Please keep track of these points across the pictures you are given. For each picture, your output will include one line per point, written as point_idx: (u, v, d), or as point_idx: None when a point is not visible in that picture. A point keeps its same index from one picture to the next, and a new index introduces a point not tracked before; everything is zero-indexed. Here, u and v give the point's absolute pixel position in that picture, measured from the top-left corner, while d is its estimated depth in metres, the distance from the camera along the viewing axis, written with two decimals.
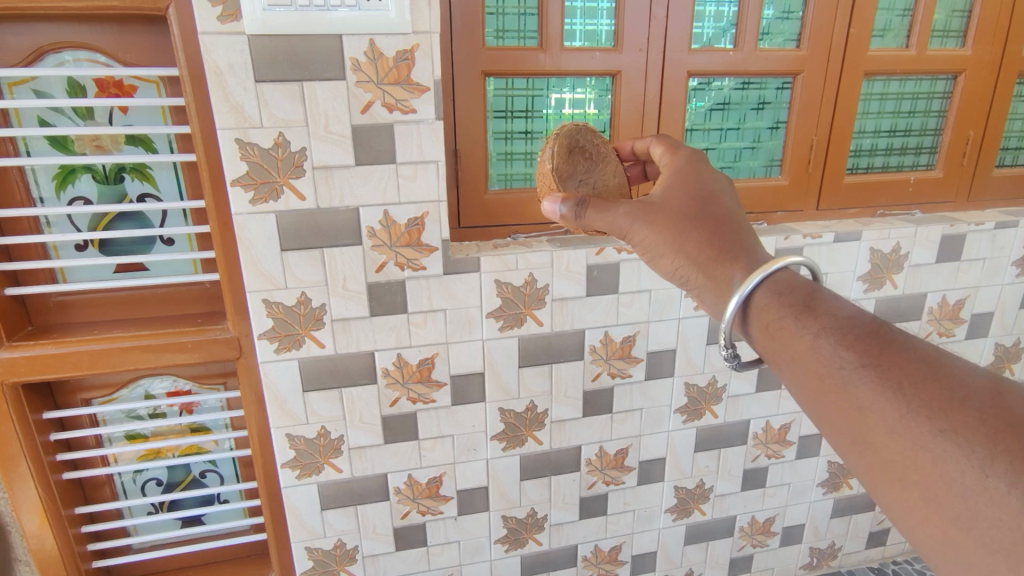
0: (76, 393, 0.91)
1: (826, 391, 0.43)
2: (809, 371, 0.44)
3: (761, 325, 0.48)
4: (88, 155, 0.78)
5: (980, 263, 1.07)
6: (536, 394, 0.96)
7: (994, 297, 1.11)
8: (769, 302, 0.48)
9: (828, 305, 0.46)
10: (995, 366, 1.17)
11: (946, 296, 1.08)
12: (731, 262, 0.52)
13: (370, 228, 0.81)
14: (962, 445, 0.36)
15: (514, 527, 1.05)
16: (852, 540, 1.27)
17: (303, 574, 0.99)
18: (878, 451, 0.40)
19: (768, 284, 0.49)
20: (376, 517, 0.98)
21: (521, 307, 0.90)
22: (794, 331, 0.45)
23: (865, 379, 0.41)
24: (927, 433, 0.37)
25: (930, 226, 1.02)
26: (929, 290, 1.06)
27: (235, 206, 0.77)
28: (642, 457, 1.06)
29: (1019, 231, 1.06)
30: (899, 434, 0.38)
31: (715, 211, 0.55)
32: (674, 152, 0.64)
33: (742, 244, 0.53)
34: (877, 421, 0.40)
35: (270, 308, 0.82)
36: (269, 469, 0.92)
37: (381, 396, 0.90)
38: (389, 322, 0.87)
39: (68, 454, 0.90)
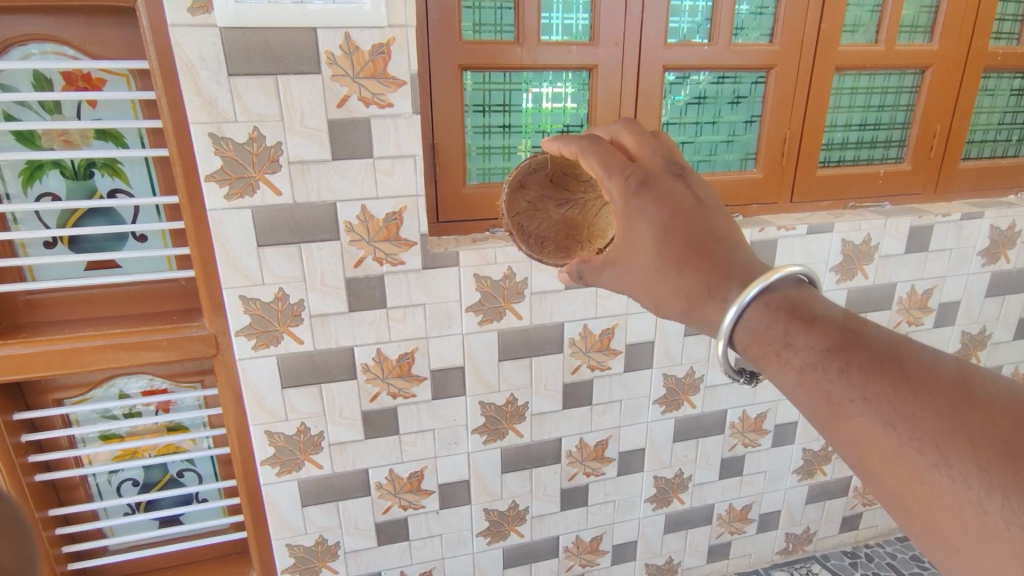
0: (48, 394, 0.89)
1: (822, 423, 0.41)
2: (803, 403, 0.42)
3: (751, 351, 0.46)
4: (56, 150, 0.76)
5: (947, 253, 1.10)
6: (516, 387, 0.97)
7: (960, 287, 1.14)
8: (753, 329, 0.45)
9: (812, 325, 0.42)
10: (962, 354, 1.21)
11: (915, 286, 1.11)
12: (707, 303, 0.48)
13: (348, 223, 0.81)
14: (958, 478, 0.34)
15: (496, 520, 1.06)
16: (826, 525, 1.30)
17: (285, 571, 0.98)
18: (879, 480, 0.38)
19: (748, 311, 0.45)
20: (357, 513, 0.98)
21: (500, 301, 0.91)
22: (780, 363, 0.43)
23: (856, 412, 0.38)
24: (923, 466, 0.35)
25: (899, 218, 1.05)
26: (898, 280, 1.09)
27: (209, 201, 0.76)
28: (622, 448, 1.07)
29: (984, 222, 1.09)
30: (896, 467, 0.36)
31: (684, 229, 0.51)
32: (608, 175, 0.54)
33: (711, 278, 0.48)
34: (873, 453, 0.38)
35: (247, 305, 0.82)
36: (248, 468, 0.92)
37: (361, 391, 0.90)
38: (367, 316, 0.86)
39: (40, 456, 0.88)
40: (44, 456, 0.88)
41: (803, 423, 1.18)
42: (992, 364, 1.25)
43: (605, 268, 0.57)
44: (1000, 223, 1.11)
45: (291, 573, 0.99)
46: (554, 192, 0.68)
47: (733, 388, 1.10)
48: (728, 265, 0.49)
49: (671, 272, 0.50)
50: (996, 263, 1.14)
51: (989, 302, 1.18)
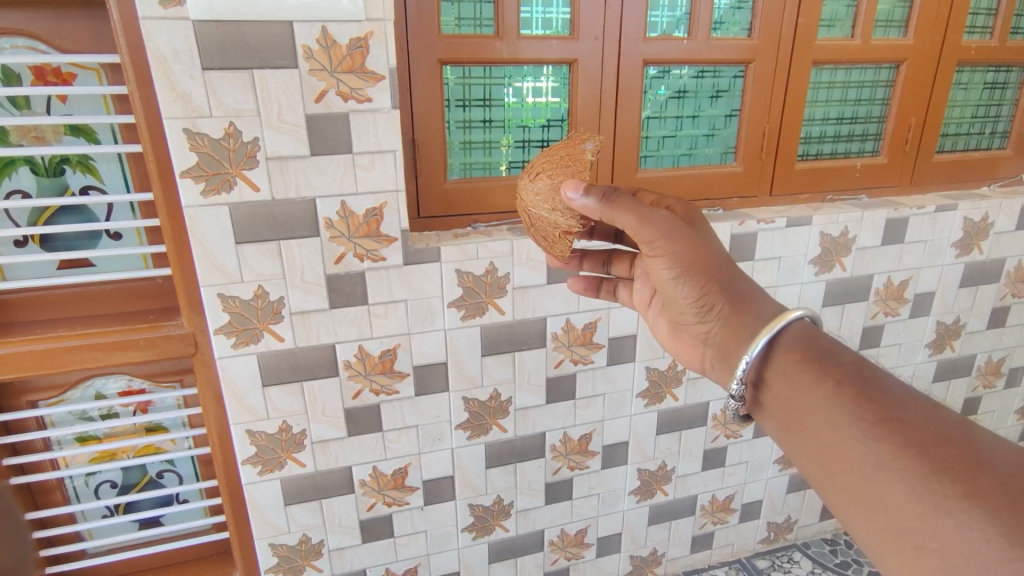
0: (21, 396, 0.87)
1: (837, 449, 0.43)
2: (820, 425, 0.45)
3: (778, 373, 0.50)
4: (26, 147, 0.75)
5: (922, 245, 1.12)
6: (499, 382, 0.97)
7: (936, 277, 1.16)
8: (789, 349, 0.50)
9: (841, 362, 0.48)
10: (937, 344, 1.23)
11: (891, 278, 1.12)
12: (745, 308, 0.55)
13: (328, 220, 0.80)
14: (976, 515, 0.36)
15: (481, 515, 1.06)
16: (807, 514, 1.32)
17: (269, 571, 0.98)
18: (887, 515, 0.40)
19: (785, 335, 0.51)
20: (341, 511, 0.97)
21: (482, 296, 0.91)
22: (809, 384, 0.47)
23: (876, 439, 0.41)
24: (950, 498, 0.37)
25: (875, 211, 1.06)
26: (875, 272, 1.11)
27: (185, 198, 0.75)
28: (606, 441, 1.08)
29: (957, 214, 1.11)
30: (909, 499, 0.39)
31: (728, 261, 0.58)
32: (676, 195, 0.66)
33: (756, 294, 0.56)
34: (894, 483, 0.39)
35: (225, 303, 0.80)
36: (230, 468, 0.91)
37: (343, 388, 0.90)
38: (349, 313, 0.86)
39: (15, 459, 0.86)
40: (19, 459, 0.86)
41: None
42: (966, 353, 1.27)
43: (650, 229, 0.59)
44: (973, 215, 1.13)
45: (275, 572, 0.98)
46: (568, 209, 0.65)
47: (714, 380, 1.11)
48: (760, 296, 0.56)
49: (722, 264, 0.57)
50: (969, 255, 1.16)
51: (963, 293, 1.20)
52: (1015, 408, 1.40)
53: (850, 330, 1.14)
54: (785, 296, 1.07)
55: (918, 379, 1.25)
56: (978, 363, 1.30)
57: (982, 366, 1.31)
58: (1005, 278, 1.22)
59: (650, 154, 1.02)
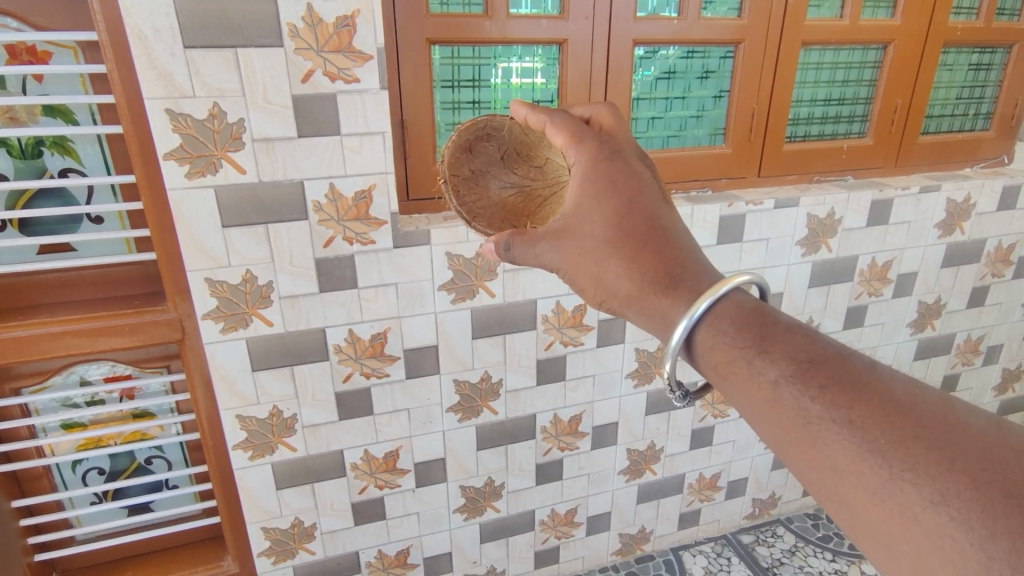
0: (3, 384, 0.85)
1: (798, 445, 0.41)
2: (773, 424, 0.43)
3: (713, 364, 0.47)
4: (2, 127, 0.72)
5: (906, 226, 1.13)
6: (490, 363, 0.97)
7: (918, 259, 1.18)
8: (716, 340, 0.46)
9: (784, 345, 0.44)
10: (918, 323, 1.26)
11: (875, 258, 1.14)
12: (668, 290, 0.49)
13: (316, 203, 0.79)
14: (958, 518, 0.34)
15: (472, 496, 1.07)
16: (791, 489, 1.35)
17: (261, 555, 0.98)
18: (858, 515, 0.39)
19: (708, 319, 0.47)
20: (333, 494, 0.97)
21: (472, 279, 0.90)
22: (750, 386, 0.44)
23: (840, 436, 0.39)
24: (919, 502, 0.36)
25: (861, 192, 1.07)
26: (860, 253, 1.12)
27: (169, 180, 0.73)
28: (595, 422, 1.09)
29: (941, 194, 1.13)
30: (874, 505, 0.38)
31: (648, 235, 0.52)
32: (573, 144, 0.57)
33: (669, 266, 0.50)
34: (857, 485, 0.38)
35: (213, 287, 0.79)
36: (220, 451, 0.90)
37: (334, 372, 0.89)
38: (339, 297, 0.85)
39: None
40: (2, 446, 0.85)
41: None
42: (946, 332, 1.30)
43: (544, 238, 0.55)
44: (957, 195, 1.14)
45: (268, 555, 0.98)
46: (500, 167, 0.66)
47: None
48: (691, 260, 0.50)
49: (631, 238, 0.51)
50: (952, 235, 1.18)
51: (945, 273, 1.22)
52: (993, 388, 1.44)
53: (834, 310, 1.16)
54: (772, 277, 1.08)
55: (900, 357, 1.28)
56: (958, 341, 1.33)
57: (962, 344, 1.34)
58: (986, 258, 1.24)
59: (640, 136, 1.02)
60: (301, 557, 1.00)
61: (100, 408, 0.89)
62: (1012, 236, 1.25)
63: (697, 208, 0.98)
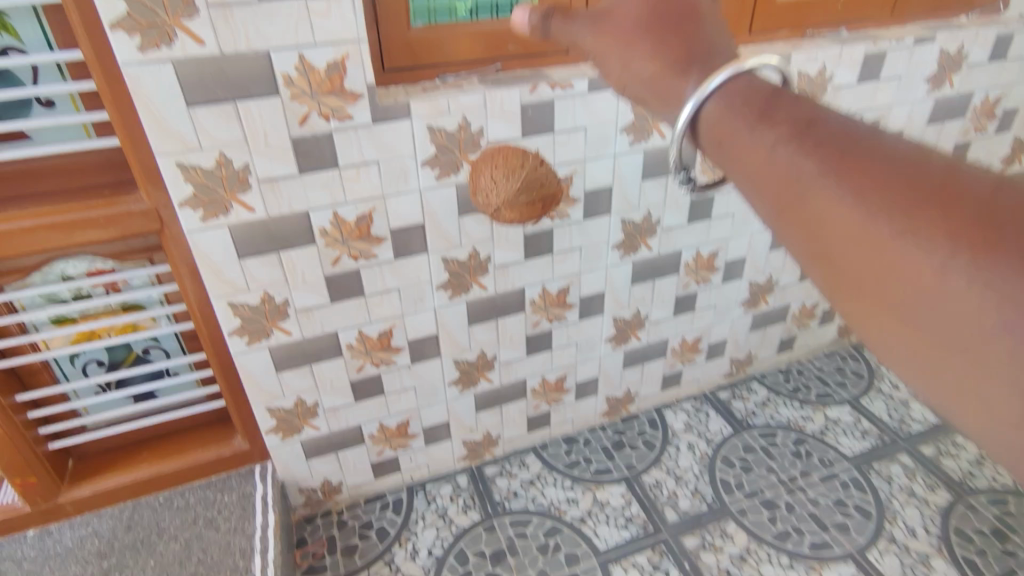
0: None
1: (786, 203, 0.45)
2: (764, 188, 0.47)
3: (718, 138, 0.51)
4: None
5: (896, 81, 1.10)
6: (477, 240, 0.97)
7: (904, 116, 1.16)
8: (724, 111, 0.51)
9: (785, 114, 0.47)
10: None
11: (862, 117, 1.12)
12: (683, 73, 0.53)
13: (286, 76, 0.74)
14: (929, 246, 0.37)
15: (466, 369, 1.11)
16: (766, 348, 1.43)
17: (268, 432, 1.03)
18: (830, 261, 0.43)
19: (719, 93, 0.51)
20: (332, 373, 1.01)
21: (456, 154, 0.88)
22: (750, 153, 0.48)
23: (824, 185, 0.42)
24: (887, 234, 0.39)
25: (854, 46, 1.03)
26: (848, 112, 1.10)
27: (121, 55, 0.67)
28: (583, 293, 1.12)
29: (933, 46, 1.09)
30: (846, 244, 0.41)
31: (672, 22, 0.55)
32: None
33: (693, 47, 0.54)
34: (833, 228, 0.42)
35: (186, 173, 0.76)
36: (218, 339, 0.92)
37: (322, 256, 0.89)
38: (320, 179, 0.82)
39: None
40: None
41: (750, 257, 1.25)
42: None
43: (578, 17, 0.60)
44: (949, 46, 1.11)
45: (277, 432, 1.03)
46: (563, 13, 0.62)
47: (687, 229, 1.14)
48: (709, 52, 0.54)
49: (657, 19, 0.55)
50: (940, 89, 1.16)
51: (929, 130, 1.21)
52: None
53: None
54: None
55: None
56: None
57: None
58: (970, 113, 1.23)
59: None
60: (307, 432, 1.06)
61: (88, 302, 0.88)
62: (999, 88, 1.23)
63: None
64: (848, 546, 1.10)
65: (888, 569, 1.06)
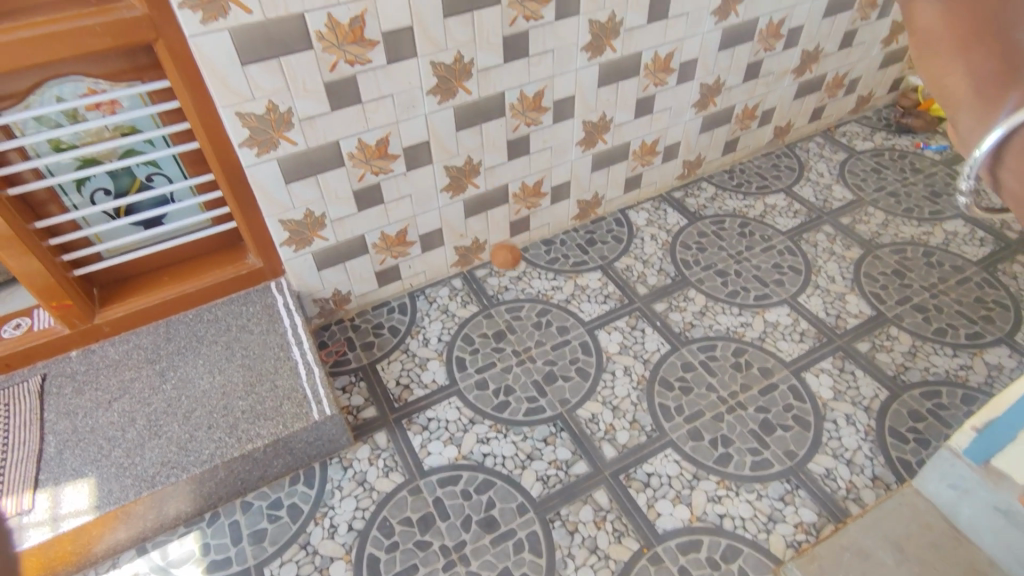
0: (58, 201, 1.00)
1: None
2: None
3: None
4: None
5: None
6: (471, 149, 1.18)
7: (806, 13, 1.39)
8: None
9: None
10: (801, 69, 1.51)
11: (772, 17, 1.34)
12: None
13: (318, 32, 0.90)
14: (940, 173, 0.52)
15: (464, 252, 1.35)
16: None
17: (313, 318, 1.25)
18: None
19: None
20: (361, 267, 1.23)
21: (453, 81, 1.07)
22: None
23: None
24: None
25: None
26: (760, 14, 1.32)
27: (188, 27, 0.82)
28: (553, 183, 1.35)
29: None
30: None
31: None
32: None
33: None
34: None
35: (243, 119, 0.94)
36: (269, 248, 1.13)
37: (350, 174, 1.08)
38: (347, 113, 1.01)
39: (71, 256, 1.02)
40: (71, 253, 1.02)
41: (685, 142, 1.48)
42: (820, 73, 1.56)
43: None
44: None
45: (318, 318, 1.26)
46: None
47: (636, 123, 1.35)
48: None
49: None
50: None
51: (827, 22, 1.44)
52: (851, 114, 1.75)
53: (737, 68, 1.39)
54: (689, 45, 1.28)
55: (783, 100, 1.56)
56: (828, 79, 1.60)
57: (830, 81, 1.60)
58: (858, 4, 1.46)
59: None
60: (343, 316, 1.28)
61: (144, 217, 1.04)
62: None
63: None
64: (835, 339, 1.20)
65: (876, 363, 1.16)
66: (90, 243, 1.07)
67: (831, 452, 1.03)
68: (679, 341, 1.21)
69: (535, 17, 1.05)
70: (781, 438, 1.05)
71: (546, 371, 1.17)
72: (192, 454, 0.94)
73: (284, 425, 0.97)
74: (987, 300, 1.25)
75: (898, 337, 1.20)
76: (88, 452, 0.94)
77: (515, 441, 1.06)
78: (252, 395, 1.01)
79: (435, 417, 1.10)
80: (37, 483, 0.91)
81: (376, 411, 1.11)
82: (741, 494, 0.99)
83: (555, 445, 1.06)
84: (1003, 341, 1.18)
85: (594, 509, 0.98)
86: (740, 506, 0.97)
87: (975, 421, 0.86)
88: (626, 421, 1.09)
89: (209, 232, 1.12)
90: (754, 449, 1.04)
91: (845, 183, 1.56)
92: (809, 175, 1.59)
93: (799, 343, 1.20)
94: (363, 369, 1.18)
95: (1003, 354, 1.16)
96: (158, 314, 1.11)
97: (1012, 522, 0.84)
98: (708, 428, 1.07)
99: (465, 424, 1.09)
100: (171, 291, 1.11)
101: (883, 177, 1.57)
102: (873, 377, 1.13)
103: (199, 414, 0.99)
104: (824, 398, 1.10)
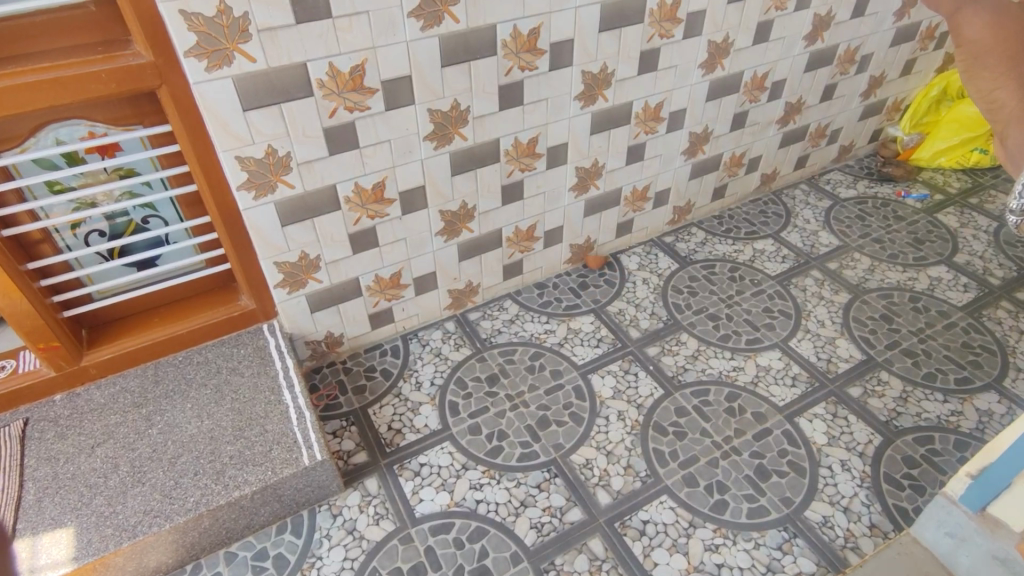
0: (51, 243, 1.00)
1: None
2: None
3: None
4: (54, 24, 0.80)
5: (781, 41, 1.38)
6: (465, 194, 1.20)
7: (788, 67, 1.45)
8: None
9: None
10: (785, 119, 1.56)
11: (757, 70, 1.40)
12: None
13: (319, 80, 0.93)
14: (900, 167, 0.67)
15: (457, 295, 1.35)
16: None
17: (304, 361, 1.24)
18: None
19: None
20: (353, 309, 1.22)
21: (449, 128, 1.09)
22: None
23: None
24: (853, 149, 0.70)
25: (750, 15, 1.28)
26: (745, 67, 1.37)
27: (193, 75, 0.84)
28: (546, 228, 1.37)
29: (808, 12, 1.37)
30: None
31: None
32: None
33: None
34: None
35: (242, 163, 0.95)
36: (263, 289, 1.13)
37: (345, 218, 1.09)
38: (346, 157, 1.03)
39: (62, 297, 1.01)
40: (62, 295, 1.01)
41: (675, 189, 1.51)
42: (803, 124, 1.62)
43: None
44: (821, 11, 1.38)
45: (309, 361, 1.24)
46: None
47: (627, 170, 1.38)
48: None
49: None
50: (814, 44, 1.44)
51: (808, 76, 1.50)
52: (834, 162, 1.80)
53: (723, 117, 1.44)
54: (677, 96, 1.33)
55: (768, 148, 1.60)
56: (811, 129, 1.65)
57: (813, 131, 1.66)
58: (837, 60, 1.52)
59: None
60: (334, 359, 1.27)
61: (136, 259, 1.04)
62: (858, 39, 1.51)
63: (625, 30, 1.15)
64: (828, 384, 1.20)
65: (869, 408, 1.16)
66: (82, 284, 1.06)
67: (828, 499, 1.02)
68: (672, 385, 1.21)
69: (530, 67, 1.09)
70: (776, 484, 1.04)
71: (540, 416, 1.16)
72: (176, 502, 0.91)
73: (273, 471, 0.95)
74: (975, 346, 1.27)
75: (888, 381, 1.21)
76: (68, 500, 0.91)
77: (508, 487, 1.05)
78: (240, 440, 0.99)
79: (427, 463, 1.08)
80: (15, 532, 0.88)
81: (367, 457, 1.10)
82: (739, 542, 0.97)
83: (549, 491, 1.04)
84: (992, 386, 1.19)
85: (589, 559, 0.96)
86: (738, 556, 0.96)
87: (969, 467, 0.88)
88: (621, 466, 1.07)
89: (203, 274, 1.11)
90: (750, 495, 1.03)
91: (831, 229, 1.59)
92: (796, 221, 1.62)
93: (792, 388, 1.20)
94: (354, 414, 1.17)
95: (992, 400, 1.17)
96: (147, 356, 1.10)
97: (1010, 571, 0.83)
98: (703, 474, 1.06)
99: (457, 470, 1.07)
100: (160, 333, 1.10)
101: (868, 224, 1.60)
102: (866, 422, 1.13)
103: (185, 460, 0.96)
104: (818, 444, 1.10)
